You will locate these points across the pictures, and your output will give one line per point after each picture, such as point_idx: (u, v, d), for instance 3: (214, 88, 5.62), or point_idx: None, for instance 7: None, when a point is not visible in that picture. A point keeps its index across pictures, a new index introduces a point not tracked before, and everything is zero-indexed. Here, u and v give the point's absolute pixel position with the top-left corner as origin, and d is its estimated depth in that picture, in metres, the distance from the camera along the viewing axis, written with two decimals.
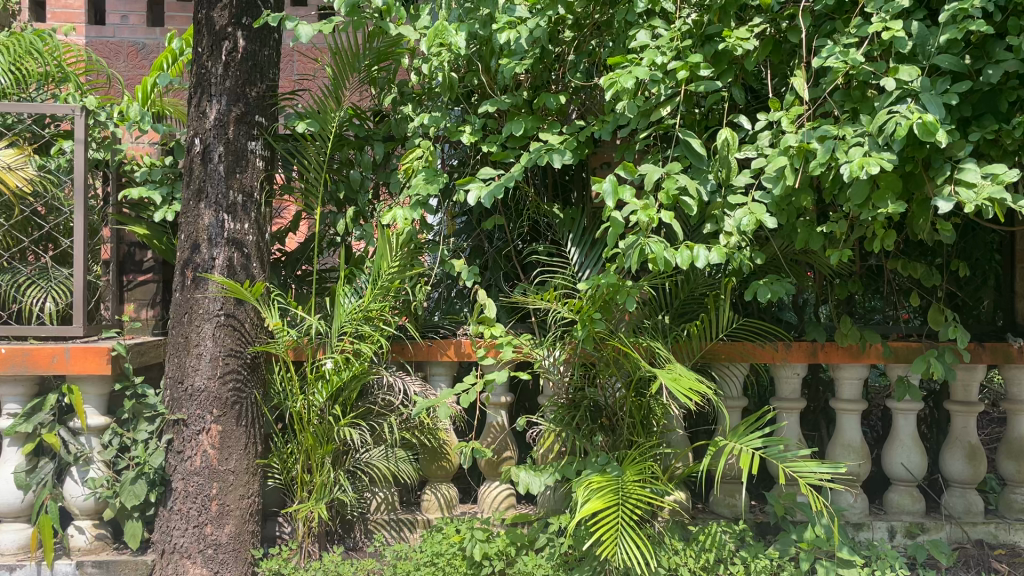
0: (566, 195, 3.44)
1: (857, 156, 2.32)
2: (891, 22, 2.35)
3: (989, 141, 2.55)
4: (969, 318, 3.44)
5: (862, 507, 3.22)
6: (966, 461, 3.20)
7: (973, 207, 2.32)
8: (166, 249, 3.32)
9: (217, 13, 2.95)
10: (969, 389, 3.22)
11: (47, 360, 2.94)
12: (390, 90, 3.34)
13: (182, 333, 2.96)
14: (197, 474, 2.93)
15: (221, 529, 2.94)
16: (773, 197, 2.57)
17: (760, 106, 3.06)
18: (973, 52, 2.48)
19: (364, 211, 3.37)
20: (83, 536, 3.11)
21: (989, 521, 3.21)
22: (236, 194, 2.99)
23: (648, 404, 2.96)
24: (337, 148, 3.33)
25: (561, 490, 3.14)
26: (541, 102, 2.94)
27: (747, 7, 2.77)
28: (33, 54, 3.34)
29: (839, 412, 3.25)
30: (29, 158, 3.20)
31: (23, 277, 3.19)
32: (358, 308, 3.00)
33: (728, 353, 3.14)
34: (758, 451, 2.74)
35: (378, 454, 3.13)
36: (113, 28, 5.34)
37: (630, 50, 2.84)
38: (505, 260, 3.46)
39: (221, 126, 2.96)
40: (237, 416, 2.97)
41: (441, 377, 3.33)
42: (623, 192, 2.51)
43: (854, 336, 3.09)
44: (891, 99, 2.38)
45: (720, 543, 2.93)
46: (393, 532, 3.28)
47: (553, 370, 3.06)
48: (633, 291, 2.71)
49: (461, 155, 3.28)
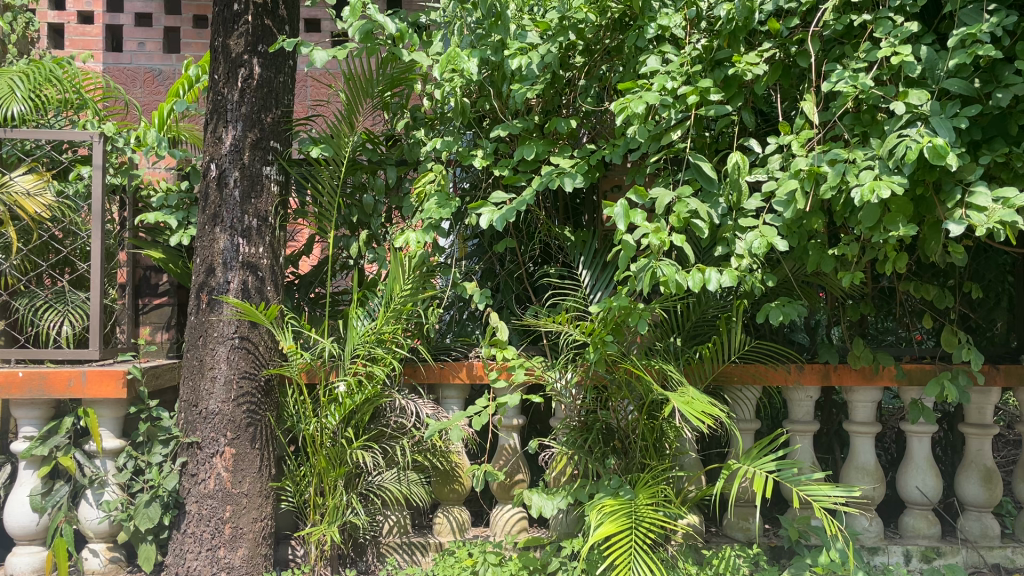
0: (577, 218, 3.48)
1: (868, 180, 2.32)
2: (899, 47, 2.38)
3: (1000, 163, 2.55)
4: (983, 339, 3.43)
5: (876, 530, 3.19)
6: (982, 485, 3.18)
7: (984, 230, 2.32)
8: (182, 273, 3.36)
9: (233, 41, 3.00)
10: (983, 412, 3.20)
11: (63, 383, 2.97)
12: (403, 115, 3.40)
13: (197, 356, 2.98)
14: (211, 497, 2.95)
15: (233, 552, 2.95)
16: (784, 221, 2.56)
17: (770, 129, 3.08)
18: (983, 76, 2.50)
19: (377, 235, 3.40)
20: (97, 559, 3.13)
21: (1005, 546, 3.18)
22: (251, 218, 3.02)
23: (660, 426, 2.94)
24: (351, 172, 3.37)
25: (573, 513, 3.13)
26: (552, 127, 2.98)
27: (755, 33, 2.79)
28: (52, 81, 3.38)
29: (853, 435, 3.24)
30: (48, 184, 3.24)
31: (40, 301, 3.23)
32: (371, 331, 3.01)
33: (741, 376, 3.14)
34: (772, 474, 2.71)
35: (390, 477, 3.13)
36: (129, 55, 5.42)
37: (641, 75, 2.87)
38: (517, 282, 3.49)
39: (236, 151, 3.00)
40: (250, 438, 2.98)
41: (453, 401, 3.36)
42: (634, 216, 2.50)
43: (867, 359, 3.06)
44: (901, 123, 2.40)
45: (734, 567, 2.93)
46: (406, 556, 3.28)
47: (565, 394, 3.05)
48: (645, 314, 2.70)
49: (472, 179, 3.32)
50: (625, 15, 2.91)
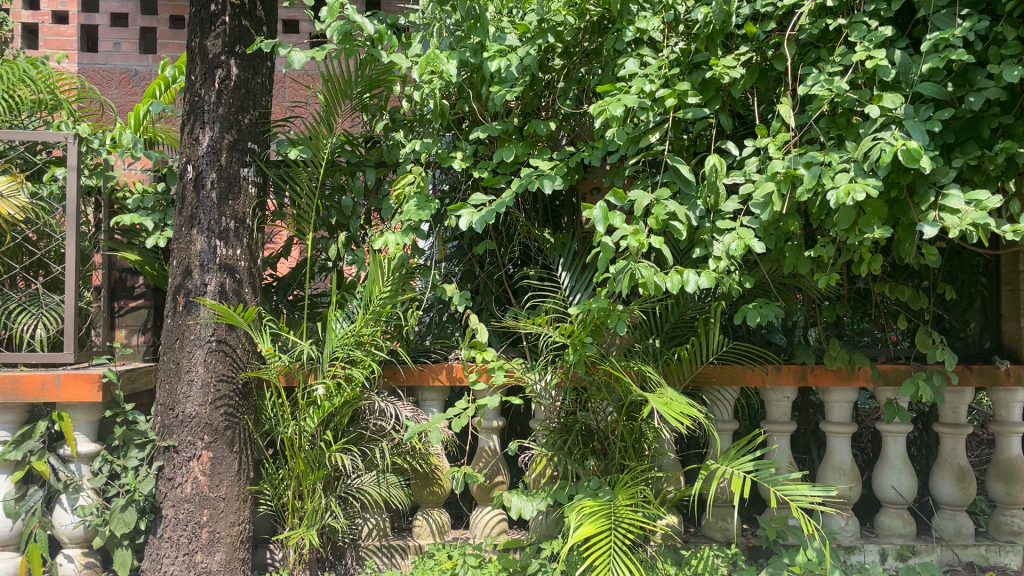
0: (556, 220, 3.47)
1: (843, 182, 2.35)
2: (874, 51, 2.41)
3: (972, 167, 2.59)
4: (957, 341, 3.49)
5: (853, 529, 3.22)
6: (956, 483, 3.21)
7: (957, 232, 2.34)
8: (159, 275, 3.35)
9: (210, 41, 2.98)
10: (957, 412, 3.24)
11: (37, 387, 2.93)
12: (383, 117, 3.38)
13: (174, 359, 2.96)
14: (187, 501, 2.92)
15: (211, 557, 2.92)
16: (760, 222, 2.58)
17: (747, 132, 3.10)
18: (955, 80, 2.52)
19: (356, 237, 3.39)
20: (71, 565, 3.09)
21: (979, 543, 3.22)
22: (228, 220, 3.00)
23: (639, 427, 2.97)
24: (330, 174, 3.34)
25: (553, 515, 3.14)
26: (532, 129, 2.98)
27: (732, 36, 2.81)
28: (25, 81, 3.35)
29: (829, 435, 3.26)
30: (21, 185, 3.20)
31: (13, 304, 3.19)
32: (350, 334, 3.00)
33: (719, 377, 3.16)
34: (750, 474, 2.72)
35: (369, 480, 3.10)
36: (105, 56, 5.37)
37: (620, 77, 2.88)
38: (496, 284, 3.50)
39: (214, 153, 2.98)
40: (228, 442, 2.96)
41: (433, 403, 3.35)
42: (613, 218, 2.51)
43: (843, 360, 3.10)
44: (875, 126, 2.42)
45: (713, 567, 2.96)
46: (385, 558, 3.27)
47: (544, 395, 3.06)
48: (624, 315, 2.71)
49: (451, 181, 3.32)
50: (603, 18, 2.93)
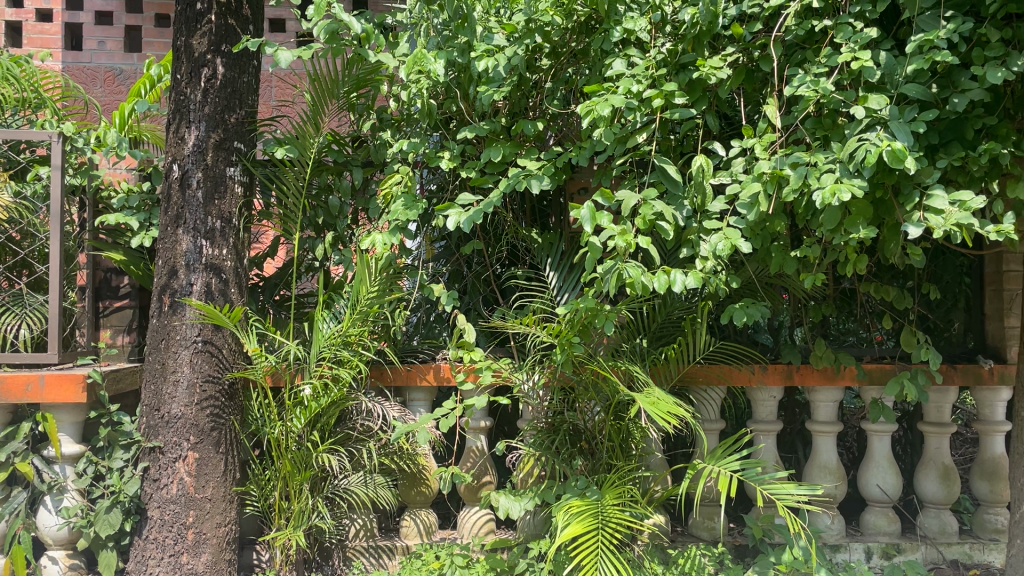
0: (543, 220, 3.47)
1: (829, 182, 2.36)
2: (859, 53, 2.42)
3: (956, 168, 2.61)
4: (941, 340, 3.51)
5: (839, 528, 3.24)
6: (940, 482, 3.24)
7: (941, 232, 2.35)
8: (144, 275, 3.31)
9: (196, 40, 2.96)
10: (941, 411, 3.27)
11: (20, 387, 2.91)
12: (370, 116, 3.37)
13: (159, 359, 2.94)
14: (173, 502, 2.90)
15: (197, 558, 2.91)
16: (747, 223, 2.59)
17: (734, 132, 3.11)
18: (940, 81, 2.54)
19: (343, 237, 3.38)
20: (56, 566, 3.07)
21: (963, 541, 3.25)
22: (214, 219, 2.99)
23: (626, 427, 2.97)
24: (317, 173, 3.33)
25: (540, 514, 3.15)
26: (519, 129, 2.98)
27: (719, 37, 2.82)
28: (9, 79, 3.31)
29: (815, 434, 3.28)
30: (5, 184, 3.17)
31: None
32: (337, 334, 2.99)
33: (705, 376, 3.17)
34: (737, 473, 2.73)
35: (356, 480, 3.10)
36: (89, 54, 5.33)
37: (607, 78, 2.89)
38: (484, 285, 3.50)
39: (199, 152, 2.97)
40: (214, 442, 2.95)
41: (420, 403, 3.35)
42: (600, 218, 2.51)
43: (829, 359, 3.11)
44: (861, 127, 2.43)
45: (700, 566, 2.96)
46: (373, 559, 3.26)
47: (532, 395, 3.06)
48: (611, 315, 2.72)
49: (438, 180, 3.32)
50: (591, 18, 2.93)
